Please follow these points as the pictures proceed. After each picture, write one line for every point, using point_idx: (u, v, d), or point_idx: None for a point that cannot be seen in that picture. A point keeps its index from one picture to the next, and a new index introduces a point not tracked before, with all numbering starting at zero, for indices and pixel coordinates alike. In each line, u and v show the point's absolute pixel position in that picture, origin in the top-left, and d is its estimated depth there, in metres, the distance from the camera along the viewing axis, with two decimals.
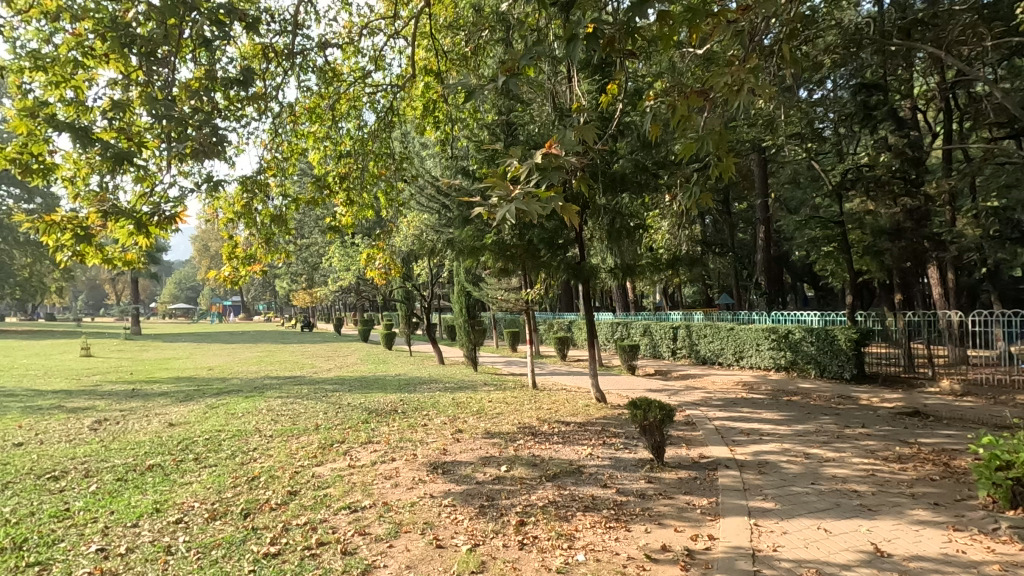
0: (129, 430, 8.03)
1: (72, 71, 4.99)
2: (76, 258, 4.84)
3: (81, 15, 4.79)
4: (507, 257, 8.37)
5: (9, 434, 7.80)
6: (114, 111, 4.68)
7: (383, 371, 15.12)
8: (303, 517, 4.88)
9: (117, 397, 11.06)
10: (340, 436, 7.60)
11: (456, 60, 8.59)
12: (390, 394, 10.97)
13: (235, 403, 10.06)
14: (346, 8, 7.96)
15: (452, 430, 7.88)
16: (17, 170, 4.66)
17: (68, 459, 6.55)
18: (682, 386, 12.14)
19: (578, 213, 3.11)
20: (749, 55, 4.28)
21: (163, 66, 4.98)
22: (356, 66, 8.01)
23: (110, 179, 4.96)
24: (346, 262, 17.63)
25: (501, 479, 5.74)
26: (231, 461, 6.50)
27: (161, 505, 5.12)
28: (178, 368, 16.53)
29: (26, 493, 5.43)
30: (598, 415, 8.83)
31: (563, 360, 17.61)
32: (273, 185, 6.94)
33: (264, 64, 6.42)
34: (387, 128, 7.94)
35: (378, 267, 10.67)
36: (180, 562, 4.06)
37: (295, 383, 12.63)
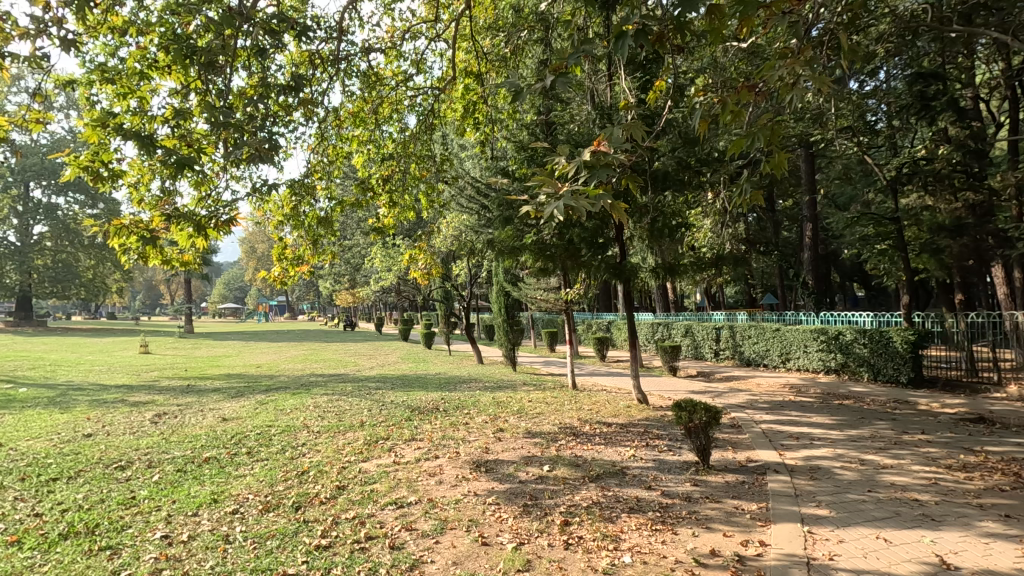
0: (186, 424, 8.42)
1: (137, 83, 5.27)
2: (139, 259, 5.10)
3: (145, 29, 5.06)
4: (547, 257, 8.22)
5: (79, 426, 8.31)
6: (175, 119, 4.91)
7: (423, 370, 15.31)
8: (352, 511, 5.01)
9: (174, 392, 11.60)
10: (385, 433, 7.74)
11: (496, 62, 8.65)
12: (431, 392, 11.13)
13: (283, 399, 10.39)
14: (390, 13, 8.13)
15: (493, 429, 7.93)
16: (88, 178, 4.96)
17: (132, 450, 6.92)
18: (726, 388, 11.84)
19: (627, 212, 3.09)
20: (804, 47, 4.12)
21: (220, 75, 5.21)
22: (398, 70, 8.16)
23: (171, 184, 5.21)
24: (387, 262, 17.97)
25: (544, 479, 5.73)
26: (281, 456, 6.73)
27: (218, 496, 5.35)
28: (229, 365, 17.20)
29: (96, 481, 5.76)
30: (640, 416, 8.73)
31: (602, 361, 17.45)
32: (320, 188, 7.13)
33: (311, 71, 6.61)
34: (428, 130, 8.09)
35: (419, 267, 10.82)
36: (239, 551, 4.24)
37: (339, 381, 12.96)
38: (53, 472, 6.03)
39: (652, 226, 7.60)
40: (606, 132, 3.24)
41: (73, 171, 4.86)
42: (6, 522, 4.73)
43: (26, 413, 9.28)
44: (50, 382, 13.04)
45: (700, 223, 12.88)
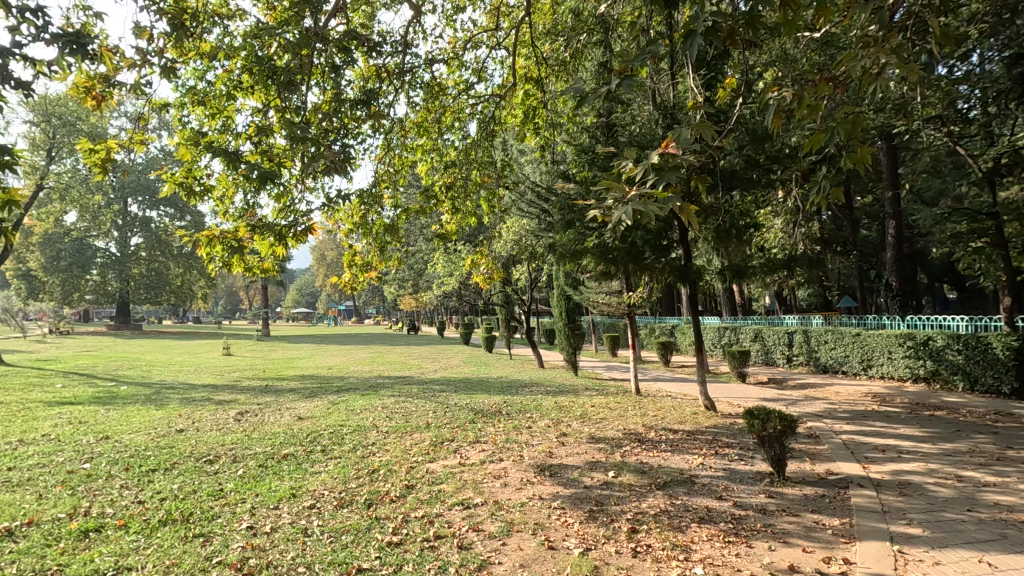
0: (266, 422, 8.94)
1: (224, 103, 5.67)
2: (224, 267, 5.49)
3: (231, 53, 5.44)
4: (609, 261, 8.08)
5: (173, 422, 9.01)
6: (258, 135, 5.24)
7: (484, 374, 15.49)
8: (421, 510, 5.15)
9: (254, 392, 12.35)
10: (450, 435, 7.91)
11: (555, 66, 8.71)
12: (494, 395, 11.26)
13: (353, 400, 10.84)
14: (452, 25, 8.35)
15: (557, 434, 7.92)
16: (183, 193, 5.41)
17: (219, 445, 7.44)
18: (801, 396, 11.25)
19: (697, 214, 3.02)
20: (889, 35, 3.87)
21: (297, 92, 5.54)
22: (460, 79, 8.36)
23: (254, 197, 5.57)
24: (449, 267, 18.36)
25: (610, 485, 5.66)
26: (353, 454, 7.01)
27: (296, 491, 5.65)
28: (302, 367, 18.12)
29: (189, 473, 6.23)
30: (708, 424, 8.45)
31: (666, 366, 17.03)
32: (386, 197, 7.39)
33: (378, 84, 6.89)
34: (489, 136, 8.25)
35: (481, 272, 10.97)
36: (317, 543, 4.46)
37: (405, 383, 13.34)
38: (152, 463, 6.58)
39: (718, 228, 7.36)
40: (673, 134, 3.20)
41: (170, 187, 5.31)
42: (115, 507, 5.21)
43: (127, 409, 10.16)
44: (147, 381, 14.22)
45: (770, 223, 12.34)
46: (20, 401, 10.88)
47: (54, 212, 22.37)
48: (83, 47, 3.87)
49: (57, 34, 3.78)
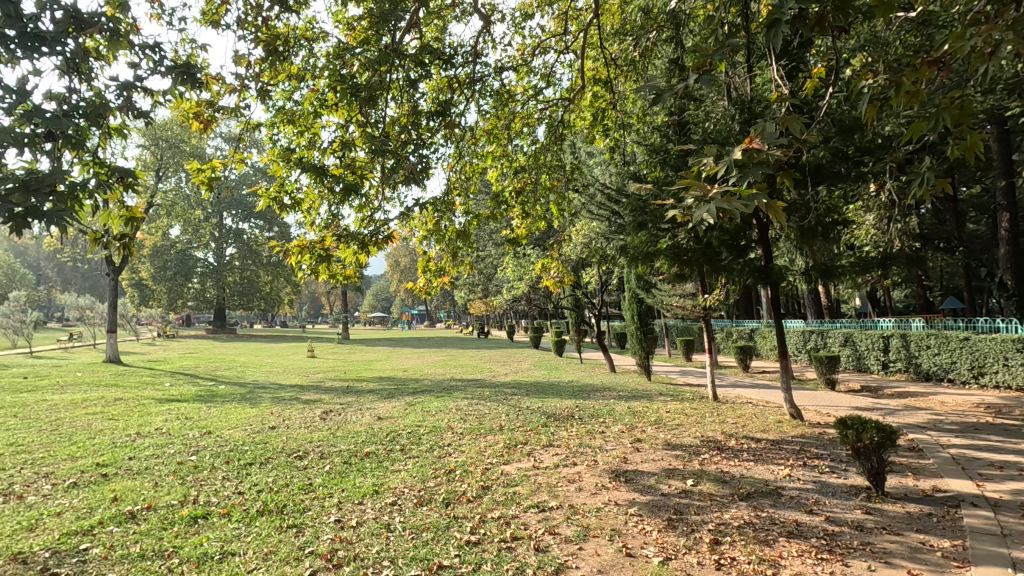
0: (349, 421, 9.41)
1: (310, 120, 6.03)
2: (311, 274, 5.81)
3: (316, 73, 5.77)
4: (684, 262, 7.76)
5: (265, 419, 9.66)
6: (342, 149, 5.53)
7: (556, 377, 15.44)
8: (497, 511, 5.23)
9: (337, 392, 13.04)
10: (523, 438, 7.97)
11: (624, 66, 8.61)
12: (566, 399, 11.23)
13: (429, 401, 11.17)
14: (520, 32, 8.45)
15: (631, 439, 7.77)
16: (277, 207, 5.84)
17: (308, 442, 7.91)
18: (900, 405, 10.37)
19: (785, 211, 2.87)
20: (1005, 8, 3.50)
21: (377, 107, 5.83)
22: (528, 85, 8.44)
23: (338, 208, 5.87)
24: (518, 271, 18.54)
25: (689, 493, 5.48)
26: (430, 454, 7.23)
27: (378, 488, 5.90)
28: (380, 369, 18.92)
29: (282, 468, 6.68)
30: (794, 433, 7.98)
31: (745, 372, 16.25)
32: (458, 204, 7.56)
33: (450, 94, 7.08)
34: (559, 141, 8.29)
35: (552, 276, 10.95)
36: (400, 539, 4.64)
37: (478, 386, 13.57)
38: (249, 457, 7.11)
39: (801, 226, 6.94)
40: (756, 129, 3.08)
41: (265, 202, 5.74)
42: (219, 497, 5.66)
43: (226, 407, 11.03)
44: (242, 381, 15.39)
45: (861, 219, 11.49)
46: (136, 397, 12.09)
47: (162, 227, 24.67)
48: (194, 77, 4.26)
49: (172, 67, 4.19)
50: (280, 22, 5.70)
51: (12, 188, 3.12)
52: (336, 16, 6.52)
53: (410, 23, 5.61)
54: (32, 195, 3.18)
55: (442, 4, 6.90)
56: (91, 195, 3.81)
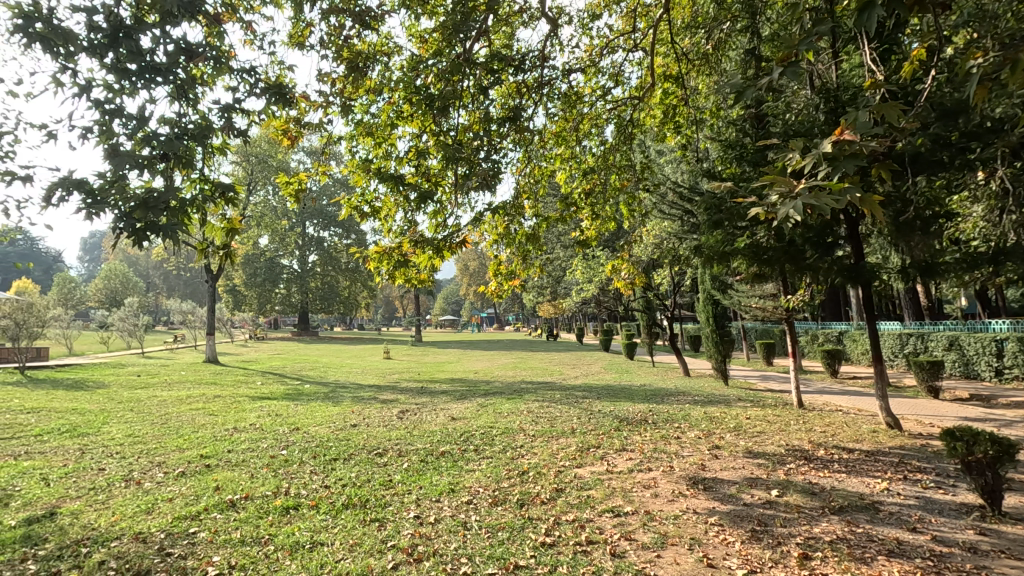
0: (424, 421, 9.71)
1: (387, 131, 6.28)
2: (388, 278, 6.06)
3: (393, 86, 6.02)
4: (763, 261, 7.33)
5: (347, 417, 10.17)
6: (417, 157, 5.73)
7: (627, 381, 15.18)
8: (571, 514, 5.21)
9: (412, 393, 13.49)
10: (596, 441, 7.90)
11: (696, 60, 8.38)
12: (638, 403, 11.01)
13: (500, 403, 11.30)
14: (588, 33, 8.41)
15: (709, 446, 7.50)
16: (357, 215, 6.13)
17: (387, 440, 8.25)
18: (1018, 416, 9.34)
19: (882, 205, 2.68)
20: None
21: (449, 116, 6.00)
22: (597, 85, 8.37)
23: (413, 215, 6.07)
24: (588, 273, 18.42)
25: (774, 504, 5.21)
26: (503, 455, 7.32)
27: (454, 487, 6.04)
28: (452, 371, 19.38)
29: (364, 464, 7.00)
30: (892, 444, 7.40)
31: (833, 377, 15.21)
32: (528, 208, 7.62)
33: (518, 99, 7.14)
34: (628, 140, 8.18)
35: (622, 278, 10.74)
36: (476, 537, 4.74)
37: (548, 388, 13.58)
38: (334, 453, 7.51)
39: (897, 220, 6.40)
40: (847, 119, 2.91)
41: (346, 211, 6.05)
42: (308, 489, 6.03)
43: (312, 405, 11.69)
44: (325, 381, 16.28)
45: (967, 211, 10.48)
46: (232, 395, 13.07)
47: (252, 237, 26.55)
48: (285, 96, 4.58)
49: (266, 88, 4.53)
50: (358, 40, 6.00)
51: (134, 207, 3.50)
52: (409, 30, 6.78)
53: (480, 32, 5.72)
54: (151, 211, 3.56)
55: (510, 12, 6.99)
56: (198, 210, 4.19)
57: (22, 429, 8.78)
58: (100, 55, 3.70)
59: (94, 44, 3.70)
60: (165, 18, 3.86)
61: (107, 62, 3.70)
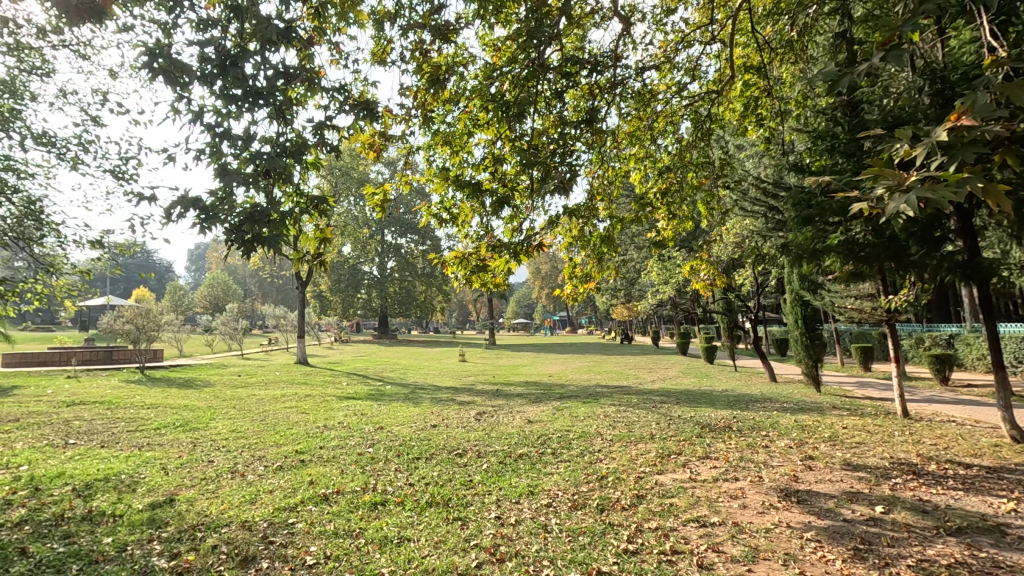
0: (502, 423, 9.84)
1: (463, 139, 6.43)
2: (465, 283, 6.12)
3: (470, 94, 6.14)
4: (860, 260, 6.63)
5: (427, 418, 10.50)
6: (493, 163, 5.82)
7: (707, 386, 14.61)
8: (654, 521, 5.09)
9: (487, 395, 13.70)
10: (677, 448, 7.66)
11: (780, 49, 7.97)
12: (721, 409, 10.56)
13: (577, 407, 11.22)
14: (662, 28, 8.21)
15: (801, 456, 7.06)
16: (435, 221, 6.31)
17: (466, 441, 8.44)
18: None
19: (1010, 194, 2.45)
20: None
21: (524, 121, 6.06)
22: (672, 82, 8.16)
23: (489, 220, 6.15)
24: (664, 274, 17.94)
25: (879, 522, 4.81)
26: (581, 459, 7.26)
27: (533, 489, 6.08)
28: (526, 374, 19.50)
29: (445, 463, 7.20)
30: (1018, 460, 6.62)
31: (944, 385, 13.83)
32: (602, 209, 7.51)
33: (591, 101, 7.06)
34: (705, 136, 7.91)
35: (701, 278, 10.34)
36: (557, 540, 4.74)
37: (625, 392, 13.34)
38: (417, 452, 7.78)
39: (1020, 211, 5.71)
40: (965, 103, 2.68)
41: (426, 218, 6.24)
42: (394, 486, 6.28)
43: (394, 405, 12.16)
44: (405, 382, 16.93)
45: None
46: (321, 394, 13.89)
47: (337, 245, 28.04)
48: (372, 112, 4.80)
49: (354, 104, 4.77)
50: (436, 52, 6.21)
51: (242, 221, 3.84)
52: (483, 39, 6.92)
53: (553, 36, 5.71)
54: (256, 224, 3.88)
55: (582, 14, 6.96)
56: (295, 221, 4.51)
57: (144, 422, 9.77)
58: (210, 83, 4.07)
59: (206, 73, 4.07)
60: (265, 45, 4.17)
61: (217, 89, 4.06)
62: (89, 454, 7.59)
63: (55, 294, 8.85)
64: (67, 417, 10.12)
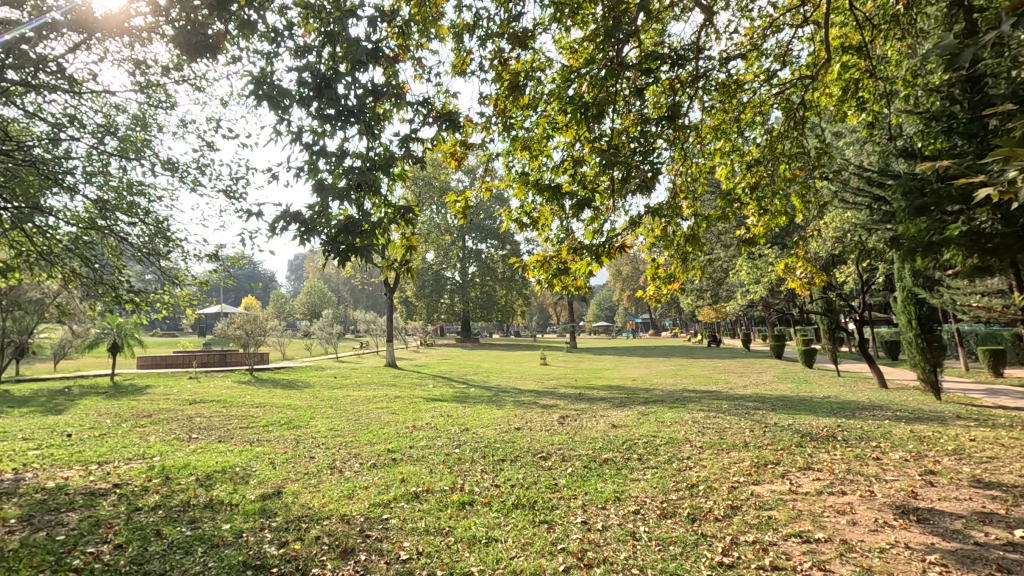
0: (586, 427, 9.74)
1: (542, 144, 6.45)
2: (546, 287, 6.14)
3: (548, 98, 6.15)
4: (987, 253, 5.61)
5: (511, 420, 10.63)
6: (572, 165, 5.79)
7: (807, 392, 13.62)
8: (751, 534, 4.82)
9: (571, 399, 13.63)
10: (774, 457, 7.21)
11: (883, 25, 7.28)
12: (823, 417, 9.81)
13: (663, 412, 10.89)
14: (747, 15, 7.82)
15: (921, 471, 6.38)
16: (517, 226, 6.37)
17: (550, 444, 8.43)
18: None
19: None
20: None
21: (603, 122, 5.99)
22: (760, 70, 7.74)
23: (569, 223, 6.11)
24: (754, 273, 17.00)
25: (1019, 548, 4.25)
26: (670, 466, 7.03)
27: (620, 495, 5.96)
28: (610, 377, 19.18)
29: (529, 466, 7.24)
30: None
31: None
32: (686, 208, 7.23)
33: (672, 97, 6.85)
34: (798, 124, 7.40)
35: (797, 276, 9.68)
36: (647, 549, 4.61)
37: (714, 398, 12.77)
38: (501, 454, 7.88)
39: None
40: None
41: (507, 222, 6.32)
42: (480, 487, 6.41)
43: (479, 407, 12.41)
44: (488, 384, 17.25)
45: None
46: (410, 396, 14.46)
47: (422, 252, 29.11)
48: (453, 122, 4.93)
49: (437, 115, 4.92)
50: (515, 59, 6.29)
51: (337, 232, 4.10)
52: (559, 42, 6.93)
53: (631, 34, 5.59)
54: (350, 235, 4.17)
55: (661, 7, 6.78)
56: (383, 230, 4.75)
57: (254, 420, 10.65)
58: (308, 105, 4.39)
59: (303, 96, 4.39)
60: (355, 67, 4.43)
61: (313, 110, 4.37)
62: (209, 447, 8.40)
63: (179, 302, 9.87)
64: (190, 414, 11.26)
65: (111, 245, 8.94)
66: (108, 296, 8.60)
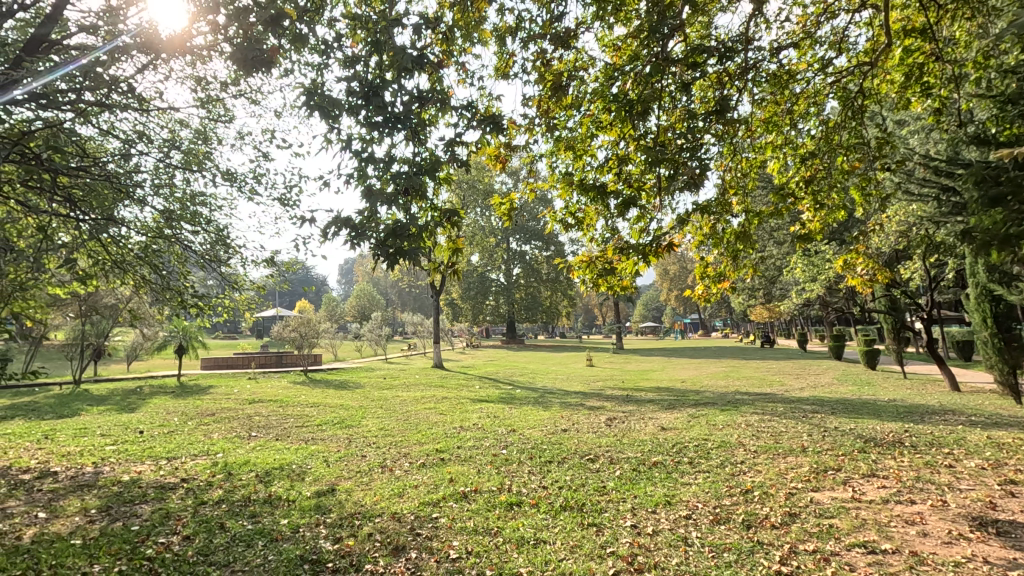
0: (633, 429, 9.59)
1: (586, 143, 6.40)
2: (592, 287, 6.10)
3: (591, 96, 6.11)
4: None
5: (558, 421, 10.59)
6: (617, 163, 5.71)
7: (870, 395, 12.93)
8: (811, 543, 4.62)
9: (618, 400, 13.45)
10: (835, 463, 6.88)
11: (950, 5, 6.84)
12: (888, 422, 9.29)
13: (714, 415, 10.59)
14: (800, 2, 7.51)
15: (1000, 480, 5.94)
16: (562, 226, 6.34)
17: (597, 446, 8.35)
18: None
19: None
20: None
21: (648, 119, 5.88)
22: (813, 59, 7.41)
23: (615, 222, 6.03)
24: (810, 270, 16.30)
25: None
26: (722, 470, 6.82)
27: (671, 499, 5.83)
28: (658, 379, 18.81)
29: (577, 468, 7.18)
30: None
31: None
32: (737, 204, 7.00)
33: (719, 90, 6.66)
34: (857, 114, 7.04)
35: (857, 273, 9.21)
36: (699, 555, 4.50)
37: (768, 400, 12.30)
38: (548, 456, 7.86)
39: None
40: None
41: (551, 223, 6.31)
42: (528, 488, 6.42)
43: (525, 408, 12.42)
44: (534, 386, 17.24)
45: None
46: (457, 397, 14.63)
47: (467, 254, 29.45)
48: (497, 124, 4.94)
49: (480, 118, 4.95)
50: (557, 60, 6.28)
51: (386, 235, 4.19)
52: (602, 40, 6.87)
53: (676, 28, 5.46)
54: (398, 238, 4.24)
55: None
56: (430, 233, 4.83)
57: (309, 420, 11.03)
58: (357, 113, 4.52)
59: (353, 105, 4.53)
60: (401, 74, 4.52)
61: (362, 118, 4.50)
62: (267, 445, 8.76)
63: (239, 306, 10.32)
64: (250, 413, 11.78)
65: (177, 253, 9.49)
66: (175, 301, 9.31)
